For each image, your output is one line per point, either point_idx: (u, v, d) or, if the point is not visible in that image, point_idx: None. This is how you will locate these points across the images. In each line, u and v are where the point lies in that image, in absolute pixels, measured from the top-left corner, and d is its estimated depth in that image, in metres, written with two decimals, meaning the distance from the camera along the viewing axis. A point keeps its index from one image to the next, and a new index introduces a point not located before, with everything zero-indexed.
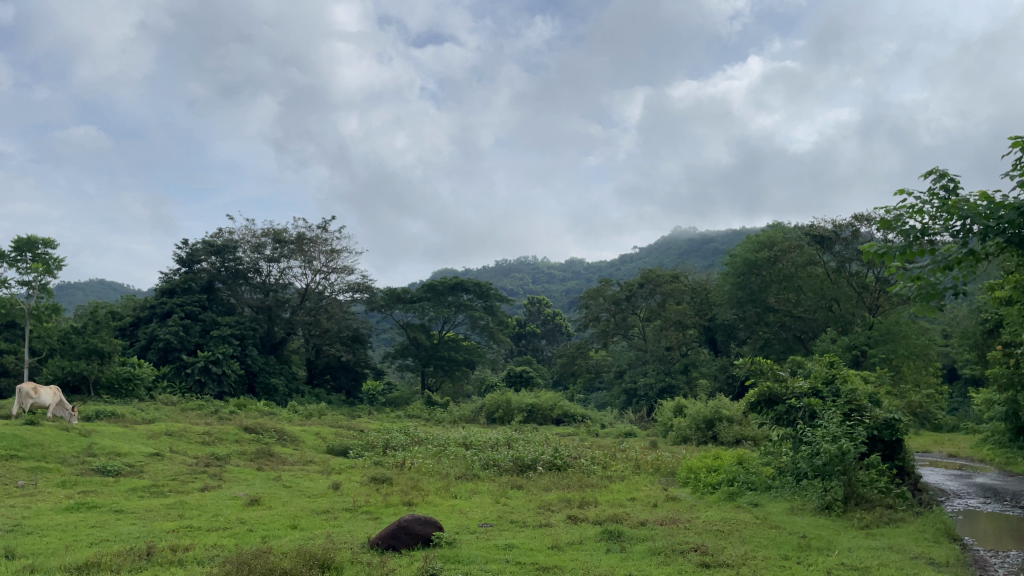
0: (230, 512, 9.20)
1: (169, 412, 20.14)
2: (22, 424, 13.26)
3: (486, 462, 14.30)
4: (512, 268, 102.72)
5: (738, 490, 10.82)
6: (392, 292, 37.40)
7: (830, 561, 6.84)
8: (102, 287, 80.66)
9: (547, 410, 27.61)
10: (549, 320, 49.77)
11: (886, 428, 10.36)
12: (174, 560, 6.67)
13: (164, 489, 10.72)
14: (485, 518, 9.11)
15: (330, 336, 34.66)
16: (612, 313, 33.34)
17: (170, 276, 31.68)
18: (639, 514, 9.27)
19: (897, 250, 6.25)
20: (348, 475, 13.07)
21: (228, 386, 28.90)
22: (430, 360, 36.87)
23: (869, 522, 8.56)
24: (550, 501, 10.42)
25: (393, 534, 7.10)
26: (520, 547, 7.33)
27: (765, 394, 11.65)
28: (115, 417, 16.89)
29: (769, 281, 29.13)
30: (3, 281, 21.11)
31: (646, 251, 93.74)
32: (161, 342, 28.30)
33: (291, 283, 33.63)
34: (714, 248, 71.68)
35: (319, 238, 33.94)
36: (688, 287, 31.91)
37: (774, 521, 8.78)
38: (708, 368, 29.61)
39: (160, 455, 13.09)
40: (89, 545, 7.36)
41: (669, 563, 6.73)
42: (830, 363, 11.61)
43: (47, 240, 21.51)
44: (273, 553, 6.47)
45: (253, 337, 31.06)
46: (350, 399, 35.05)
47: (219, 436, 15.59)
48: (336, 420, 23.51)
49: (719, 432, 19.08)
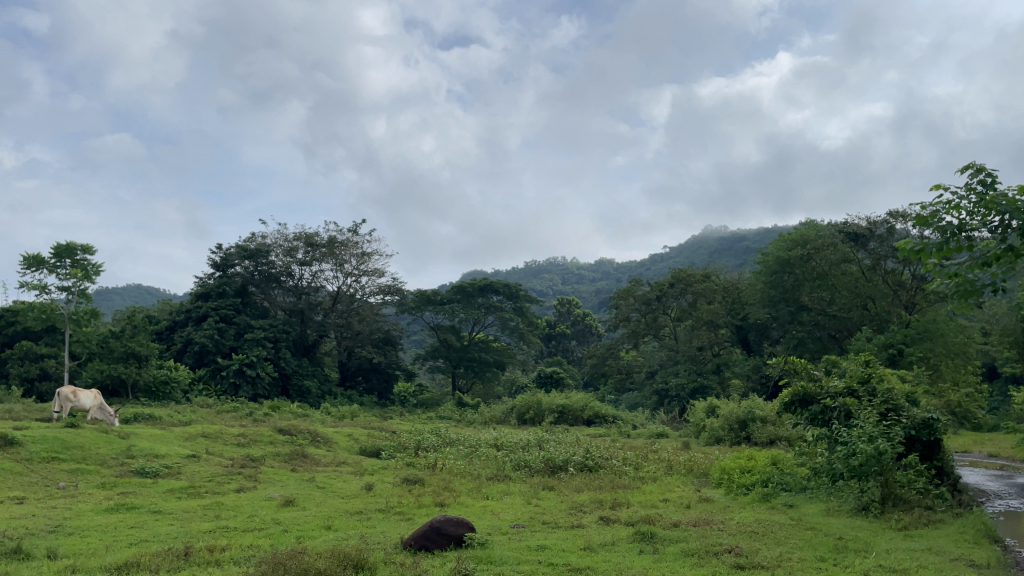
0: (266, 512, 9.33)
1: (206, 414, 20.54)
2: (63, 426, 13.56)
3: (517, 464, 14.28)
4: (542, 270, 102.70)
5: (773, 491, 10.71)
6: (422, 294, 37.64)
7: (868, 563, 6.74)
8: (139, 292, 82.46)
9: (578, 410, 27.53)
10: (579, 321, 49.56)
11: (924, 428, 10.10)
12: (211, 561, 6.76)
13: (201, 490, 10.89)
14: (517, 518, 9.14)
15: (362, 338, 34.86)
16: (643, 313, 33.28)
17: (205, 280, 32.17)
18: (671, 515, 9.25)
19: (934, 248, 6.16)
20: (381, 476, 13.19)
21: (263, 389, 29.27)
22: (460, 362, 36.97)
23: (908, 523, 8.42)
24: (582, 502, 10.43)
25: (425, 535, 7.13)
26: (553, 548, 7.34)
27: (799, 394, 11.49)
28: (153, 420, 17.24)
29: (802, 279, 28.51)
30: (43, 288, 21.60)
31: (676, 250, 93.03)
32: (196, 345, 28.74)
33: (323, 286, 34.01)
34: (745, 247, 71.08)
35: (349, 241, 34.27)
36: (719, 286, 31.68)
37: (810, 522, 8.69)
38: (741, 368, 29.22)
39: (197, 457, 13.31)
40: (129, 545, 7.51)
41: (703, 564, 6.71)
42: (865, 362, 11.40)
43: (85, 246, 21.96)
44: (308, 554, 6.54)
45: (286, 339, 31.37)
46: (382, 401, 35.30)
47: (254, 437, 15.82)
48: (368, 422, 23.71)
49: (752, 432, 18.92)
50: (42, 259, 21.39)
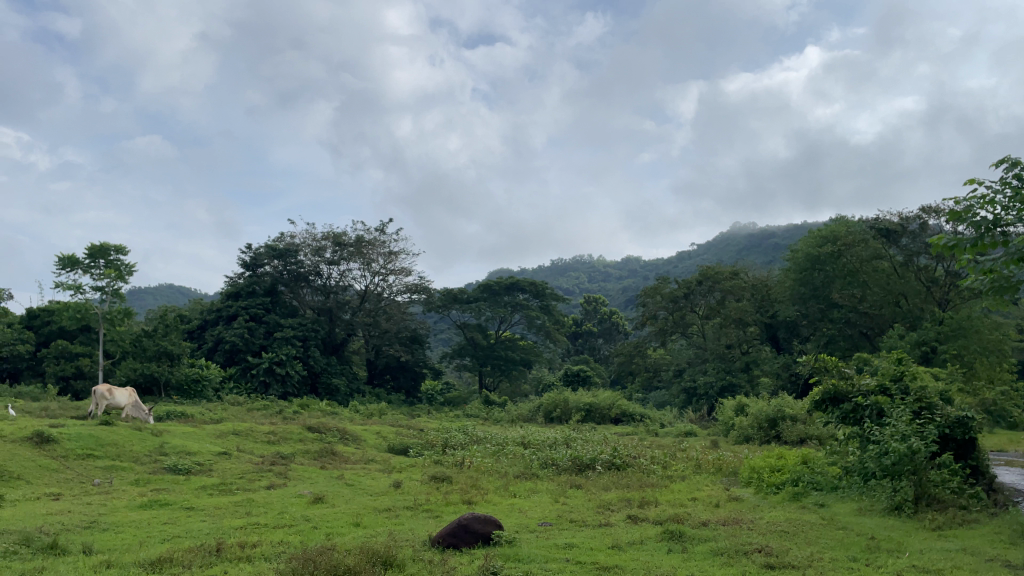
0: (296, 509, 9.42)
1: (236, 412, 20.75)
2: (98, 424, 13.78)
3: (544, 462, 14.28)
4: (568, 268, 102.43)
5: (803, 490, 10.61)
6: (448, 292, 37.86)
7: (900, 563, 6.64)
8: (171, 292, 83.60)
9: (605, 409, 27.35)
10: (606, 320, 49.31)
11: (958, 427, 9.85)
12: (243, 557, 6.84)
13: (232, 487, 11.02)
14: (544, 517, 9.10)
15: (389, 337, 35.09)
16: (671, 311, 33.09)
17: (235, 279, 32.57)
18: (700, 514, 9.16)
19: (968, 243, 6.04)
20: (408, 474, 13.22)
21: (292, 387, 29.56)
22: (487, 361, 37.07)
23: (941, 523, 8.28)
24: (610, 500, 10.37)
25: (453, 532, 7.16)
26: (580, 546, 7.31)
27: (830, 392, 11.37)
28: (185, 417, 17.43)
29: (833, 276, 28.14)
30: (78, 288, 22.02)
31: (704, 248, 92.31)
32: (227, 344, 29.14)
33: (351, 285, 34.24)
34: (774, 244, 70.22)
35: (376, 240, 34.51)
36: (748, 284, 31.43)
37: (841, 522, 8.58)
38: (770, 366, 28.84)
39: (228, 454, 13.46)
40: (162, 541, 7.62)
41: (733, 563, 6.65)
42: (898, 359, 11.22)
43: (118, 247, 22.32)
44: (337, 550, 6.59)
45: (315, 338, 31.63)
46: (409, 399, 35.45)
47: (284, 435, 15.97)
48: (396, 420, 23.82)
49: (782, 431, 18.70)
50: (77, 260, 21.80)
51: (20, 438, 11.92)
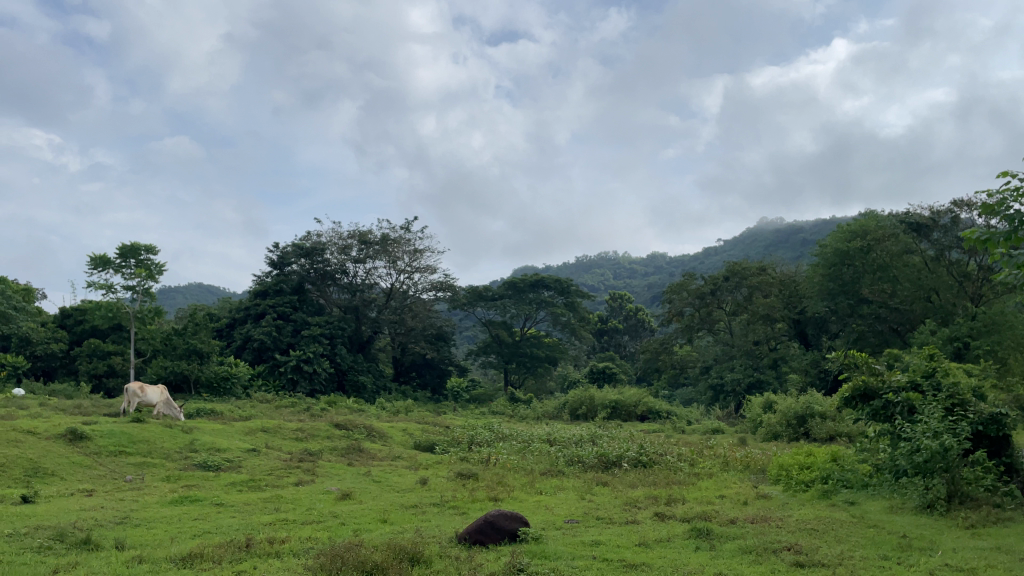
0: (324, 505, 9.52)
1: (265, 409, 20.94)
2: (130, 422, 14.01)
3: (570, 459, 14.26)
4: (594, 265, 102.15)
5: (833, 489, 10.48)
6: (473, 290, 37.92)
7: (933, 561, 6.55)
8: (202, 292, 84.53)
9: (631, 406, 27.20)
10: (632, 316, 49.15)
11: (992, 423, 9.66)
12: (272, 553, 6.92)
13: (261, 483, 11.16)
14: (570, 514, 9.12)
15: (415, 334, 35.30)
16: (697, 308, 32.89)
17: (263, 278, 32.90)
18: (729, 512, 9.08)
19: (1002, 237, 5.92)
20: (435, 471, 13.30)
21: (319, 384, 29.81)
22: (512, 358, 37.29)
23: (975, 522, 8.14)
24: (636, 497, 10.35)
25: (479, 529, 7.18)
26: (607, 543, 7.31)
27: (860, 389, 11.08)
28: (215, 414, 17.67)
29: (862, 271, 27.76)
30: (109, 288, 22.39)
31: (730, 243, 91.62)
32: (255, 342, 29.47)
33: (377, 283, 34.44)
34: (803, 239, 69.35)
35: (402, 239, 34.67)
36: (776, 279, 31.10)
37: (872, 520, 8.46)
38: (799, 363, 28.52)
39: (257, 451, 13.61)
40: (193, 536, 7.74)
41: (761, 562, 6.60)
42: (930, 355, 11.07)
43: (149, 246, 22.65)
44: (365, 546, 6.64)
45: (342, 335, 31.85)
46: (436, 396, 35.59)
47: (311, 432, 16.11)
48: (422, 417, 23.94)
49: (810, 428, 18.51)
50: (108, 259, 22.15)
51: (55, 435, 12.15)
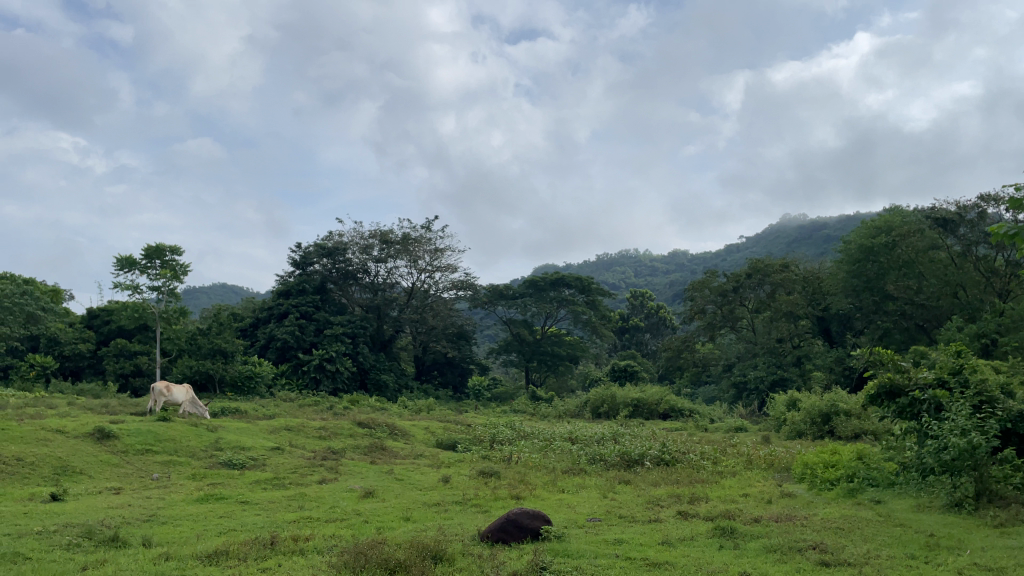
0: (348, 503, 9.57)
1: (289, 408, 21.09)
2: (156, 421, 14.19)
3: (593, 457, 14.24)
4: (614, 263, 101.85)
5: (859, 487, 10.41)
6: (494, 289, 37.99)
7: (961, 561, 6.47)
8: (225, 292, 85.37)
9: (653, 404, 27.08)
10: (653, 314, 48.92)
11: (1021, 420, 9.56)
12: (296, 550, 6.97)
13: (286, 481, 11.25)
14: (593, 512, 9.10)
15: (436, 333, 35.40)
16: (719, 305, 32.70)
17: (286, 278, 33.16)
18: (752, 510, 9.04)
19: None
20: (457, 469, 13.34)
21: (343, 382, 29.96)
22: (533, 356, 37.32)
23: (1004, 520, 8.04)
24: (659, 496, 10.31)
25: (502, 527, 7.19)
26: (630, 542, 7.29)
27: (886, 386, 10.82)
28: (239, 413, 17.82)
29: (887, 267, 27.42)
30: (135, 288, 22.68)
31: (752, 240, 90.96)
32: (279, 341, 29.73)
33: (398, 282, 34.62)
34: (826, 235, 68.65)
35: (423, 238, 34.76)
36: (799, 276, 30.81)
37: (899, 519, 8.37)
38: (823, 360, 28.26)
39: (281, 449, 13.74)
40: (219, 533, 7.83)
41: (787, 561, 6.56)
42: (957, 352, 10.92)
43: (173, 247, 22.90)
44: (389, 544, 6.66)
45: (364, 334, 32.03)
46: (457, 394, 35.69)
47: (335, 431, 16.22)
48: (443, 416, 24.01)
49: (835, 426, 18.34)
50: (134, 261, 22.44)
51: (83, 433, 12.34)
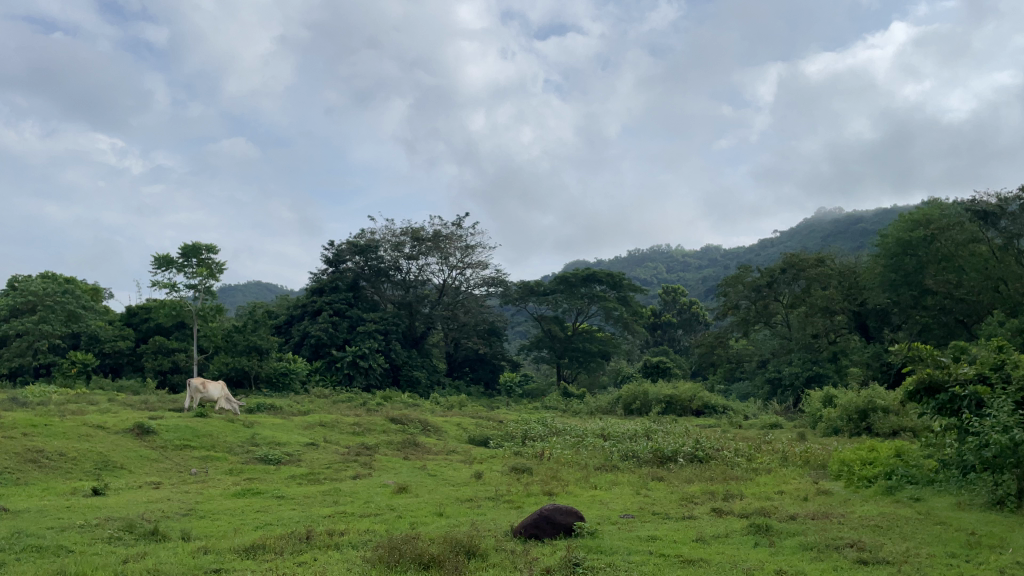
0: (381, 498, 9.67)
1: (323, 405, 21.26)
2: (194, 416, 14.43)
3: (625, 454, 14.19)
4: (646, 259, 101.26)
5: (897, 484, 10.26)
6: (525, 285, 37.96)
7: (1004, 560, 6.33)
8: (259, 288, 86.58)
9: (686, 400, 26.87)
10: (686, 310, 48.53)
11: None
12: (332, 545, 7.06)
13: (320, 476, 11.36)
14: (626, 509, 9.08)
15: (468, 329, 35.49)
16: (753, 300, 32.37)
17: (320, 275, 33.48)
18: (788, 507, 8.94)
19: None
20: (490, 465, 13.37)
21: (375, 379, 30.17)
22: (564, 352, 37.27)
23: None
24: (693, 493, 10.25)
25: (536, 523, 7.20)
26: (664, 539, 7.26)
27: (925, 382, 10.65)
28: (274, 409, 18.06)
29: (926, 261, 26.89)
30: (173, 286, 23.07)
31: (787, 235, 89.74)
32: (312, 338, 30.04)
33: (430, 279, 34.85)
34: (862, 229, 67.40)
35: (454, 235, 34.87)
36: (834, 271, 30.43)
37: (939, 517, 8.22)
38: (860, 356, 27.90)
39: (316, 445, 13.89)
40: (256, 528, 7.95)
41: (822, 558, 6.48)
42: (998, 347, 10.67)
43: (209, 246, 23.24)
44: (422, 539, 6.72)
45: (397, 331, 32.21)
46: (489, 390, 35.81)
47: (368, 427, 16.35)
48: (476, 412, 24.08)
49: (873, 423, 18.07)
50: (171, 259, 22.83)
51: (124, 429, 12.61)
